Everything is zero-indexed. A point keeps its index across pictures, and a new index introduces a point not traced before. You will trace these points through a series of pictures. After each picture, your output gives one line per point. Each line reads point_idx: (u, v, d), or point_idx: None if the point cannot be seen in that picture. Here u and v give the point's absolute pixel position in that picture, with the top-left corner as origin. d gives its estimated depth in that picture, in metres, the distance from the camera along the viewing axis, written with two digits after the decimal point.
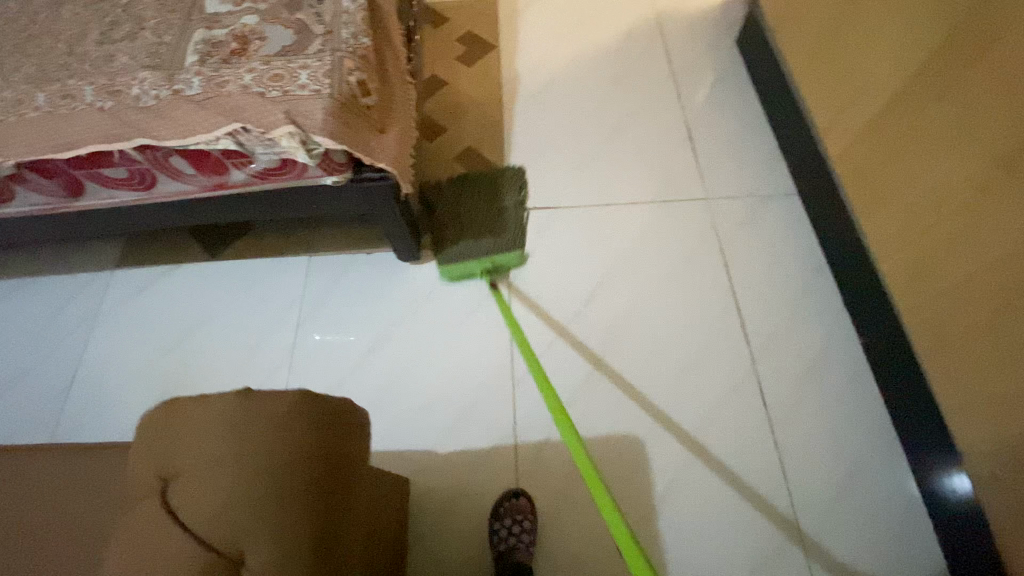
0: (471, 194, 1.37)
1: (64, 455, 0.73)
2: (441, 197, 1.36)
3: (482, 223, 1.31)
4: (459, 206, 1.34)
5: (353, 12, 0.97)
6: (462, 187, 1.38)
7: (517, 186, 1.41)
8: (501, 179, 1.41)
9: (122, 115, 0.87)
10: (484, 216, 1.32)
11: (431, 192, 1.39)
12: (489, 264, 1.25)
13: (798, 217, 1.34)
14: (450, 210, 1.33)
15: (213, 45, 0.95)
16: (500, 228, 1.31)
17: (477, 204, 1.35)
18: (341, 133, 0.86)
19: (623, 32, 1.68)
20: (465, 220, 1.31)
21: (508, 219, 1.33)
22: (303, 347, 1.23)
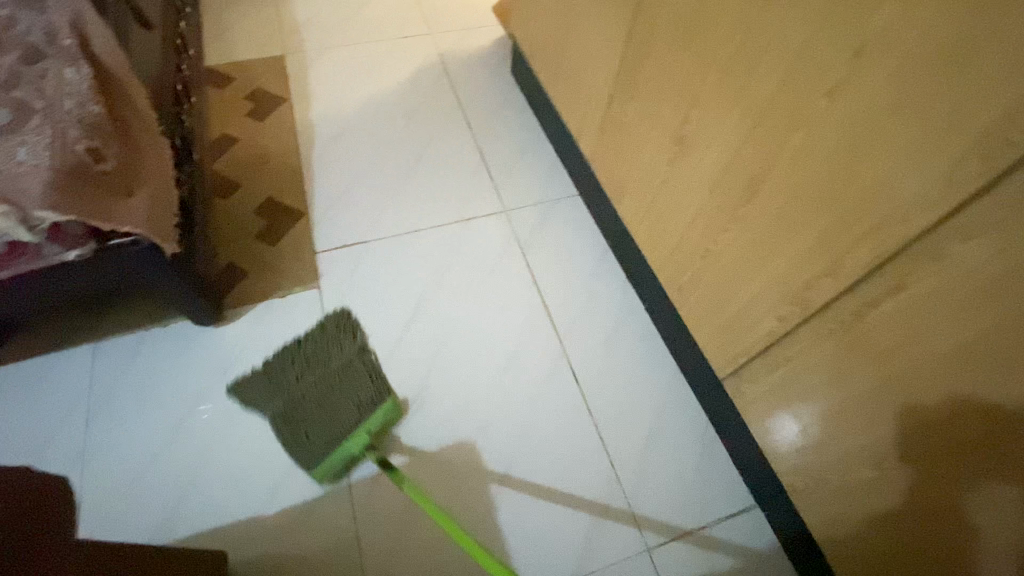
0: (304, 367, 1.16)
1: None
2: (269, 394, 1.14)
3: (326, 387, 1.13)
4: (300, 400, 1.11)
5: (76, 82, 0.94)
6: (290, 363, 1.17)
7: (348, 329, 1.24)
8: (329, 334, 1.22)
9: None
10: (328, 385, 1.13)
11: (248, 391, 1.16)
12: (366, 436, 1.06)
13: (582, 213, 1.51)
14: (288, 407, 1.11)
15: None
16: (352, 385, 1.12)
17: (320, 376, 1.14)
18: (71, 205, 0.83)
19: (410, 74, 1.80)
20: (309, 399, 1.11)
21: (355, 363, 1.16)
22: (98, 443, 1.11)
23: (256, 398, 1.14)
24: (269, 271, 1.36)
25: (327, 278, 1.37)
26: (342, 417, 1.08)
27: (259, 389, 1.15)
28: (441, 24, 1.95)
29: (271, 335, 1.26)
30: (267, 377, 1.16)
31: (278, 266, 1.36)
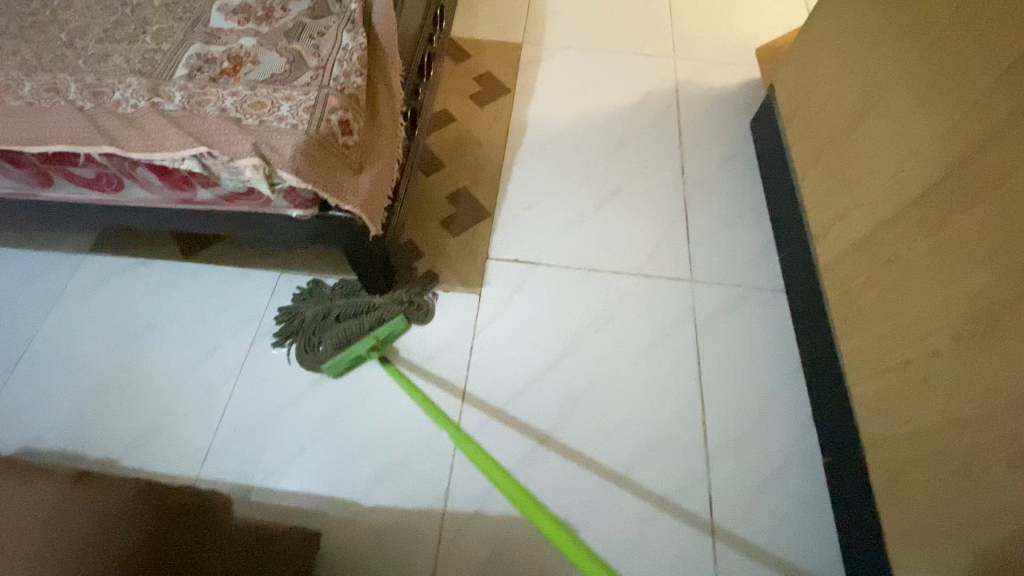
0: (348, 284, 1.26)
1: None
2: (309, 301, 1.24)
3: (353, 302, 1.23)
4: (330, 306, 1.21)
5: (351, 49, 0.96)
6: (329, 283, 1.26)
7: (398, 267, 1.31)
8: None
9: (97, 119, 0.87)
10: (357, 301, 1.23)
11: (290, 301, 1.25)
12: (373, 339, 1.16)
13: (781, 316, 1.29)
14: (318, 315, 1.20)
15: (206, 61, 0.95)
16: (374, 302, 1.23)
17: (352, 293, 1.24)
18: (309, 173, 0.85)
19: (639, 97, 1.66)
20: (337, 312, 1.20)
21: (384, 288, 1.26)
22: (252, 366, 1.20)
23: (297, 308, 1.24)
24: (441, 261, 1.36)
25: (489, 288, 1.33)
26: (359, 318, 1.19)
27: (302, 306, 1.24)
28: (686, 49, 1.78)
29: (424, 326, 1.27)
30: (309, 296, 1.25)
31: (450, 259, 1.36)
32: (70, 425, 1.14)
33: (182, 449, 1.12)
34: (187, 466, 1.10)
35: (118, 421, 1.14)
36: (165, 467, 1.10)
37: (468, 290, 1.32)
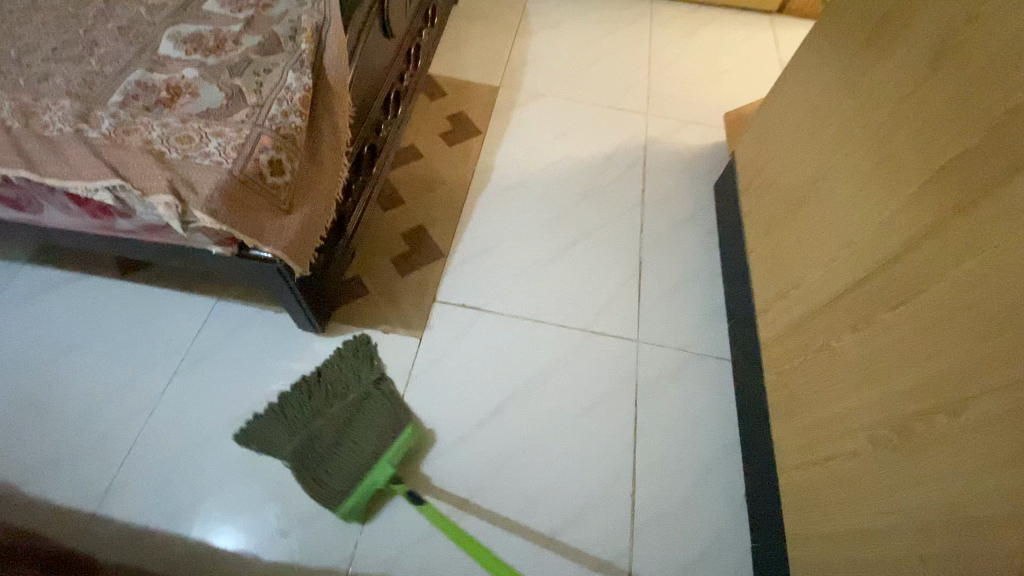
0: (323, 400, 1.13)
1: None
2: (287, 429, 1.10)
3: (345, 421, 1.09)
4: (318, 427, 1.08)
5: (294, 89, 0.96)
6: (306, 402, 1.13)
7: (365, 357, 1.22)
8: (347, 361, 1.21)
9: (18, 138, 0.85)
10: (348, 418, 1.10)
11: (265, 433, 1.10)
12: (388, 466, 1.03)
13: (724, 387, 1.26)
14: (307, 443, 1.07)
15: (145, 90, 0.93)
16: (369, 411, 1.11)
17: (336, 407, 1.12)
18: (227, 213, 0.83)
19: (607, 150, 1.67)
20: (332, 437, 1.07)
21: (370, 391, 1.15)
22: (172, 397, 1.16)
23: (274, 437, 1.09)
24: (385, 301, 1.33)
25: (430, 333, 1.30)
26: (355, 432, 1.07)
27: (280, 434, 1.10)
28: (661, 107, 1.79)
29: None
30: (284, 421, 1.11)
31: (395, 300, 1.33)
32: None
33: (82, 480, 1.06)
34: (84, 499, 1.04)
35: (20, 445, 1.09)
36: (60, 499, 1.04)
37: (409, 332, 1.29)
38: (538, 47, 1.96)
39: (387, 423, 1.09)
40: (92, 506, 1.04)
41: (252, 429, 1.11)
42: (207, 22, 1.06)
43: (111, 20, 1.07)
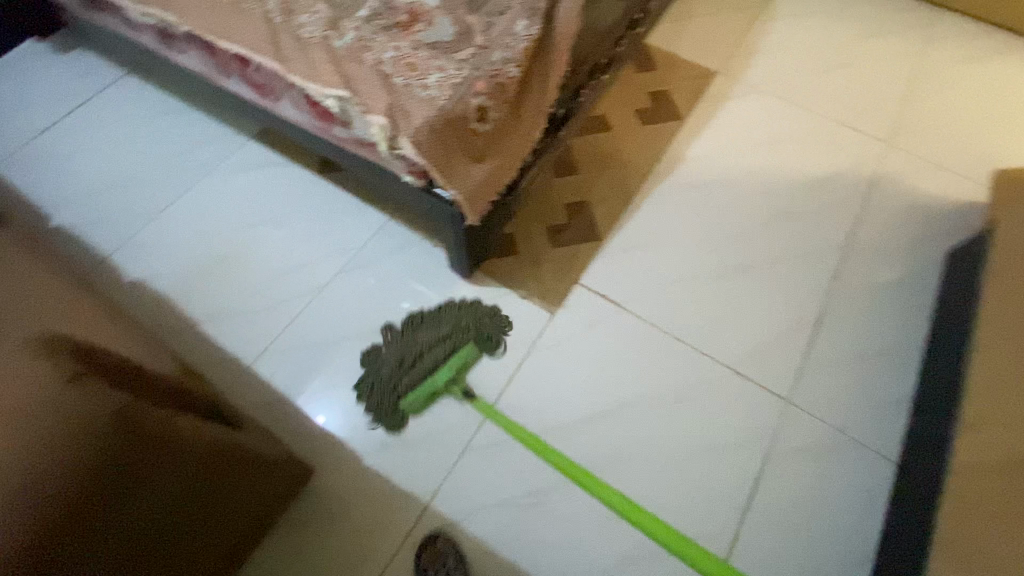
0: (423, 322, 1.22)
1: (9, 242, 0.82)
2: (400, 373, 1.16)
3: (434, 342, 1.19)
4: (405, 352, 1.18)
5: (520, 38, 0.93)
6: (404, 337, 1.21)
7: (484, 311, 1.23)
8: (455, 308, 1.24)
9: (277, 33, 0.92)
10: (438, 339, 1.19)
11: (366, 366, 1.18)
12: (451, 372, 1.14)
13: (877, 490, 1.07)
14: (394, 367, 1.16)
15: (388, 10, 0.97)
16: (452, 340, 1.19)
17: (427, 338, 1.20)
18: (428, 149, 0.85)
19: (819, 176, 1.44)
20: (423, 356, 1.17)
21: (456, 323, 1.22)
22: (329, 293, 1.28)
23: (371, 368, 1.17)
24: (532, 267, 1.32)
25: (565, 312, 1.26)
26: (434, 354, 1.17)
27: (373, 365, 1.18)
28: (905, 139, 1.49)
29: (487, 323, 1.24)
30: (378, 353, 1.19)
31: (541, 269, 1.31)
32: (177, 277, 1.30)
33: (245, 339, 1.22)
34: (243, 353, 1.21)
35: (210, 290, 1.28)
36: (227, 346, 1.21)
37: (545, 305, 1.27)
38: (772, 39, 1.72)
39: (464, 349, 1.18)
40: (247, 362, 1.19)
41: (359, 363, 1.19)
42: None
43: None
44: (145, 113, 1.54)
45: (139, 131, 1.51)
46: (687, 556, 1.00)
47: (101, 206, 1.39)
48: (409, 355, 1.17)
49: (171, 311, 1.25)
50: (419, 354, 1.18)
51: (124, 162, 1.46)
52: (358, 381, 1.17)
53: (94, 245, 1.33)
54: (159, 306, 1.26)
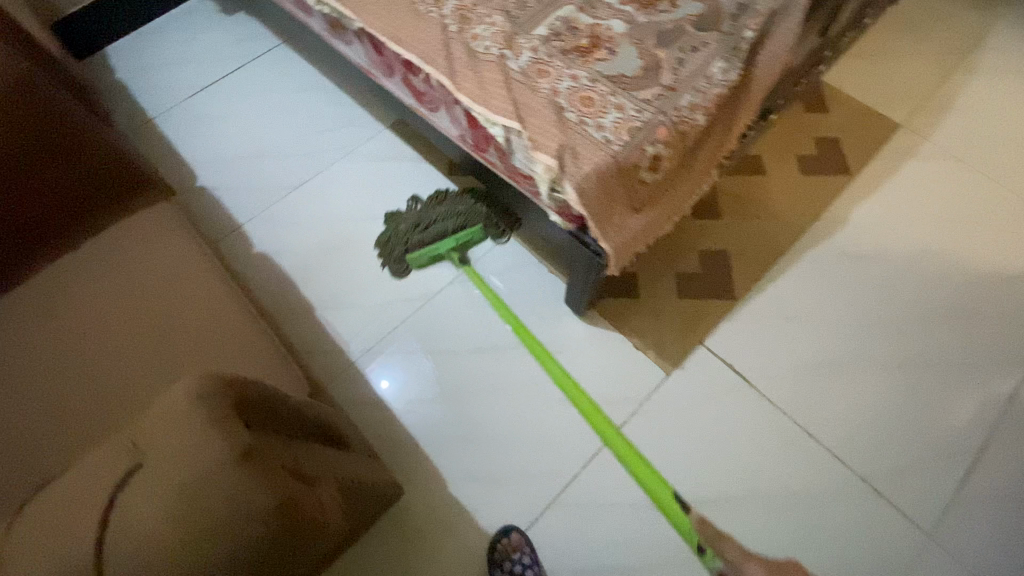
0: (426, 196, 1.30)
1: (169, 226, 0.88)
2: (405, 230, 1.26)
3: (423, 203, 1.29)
4: (422, 217, 1.25)
5: (714, 82, 0.82)
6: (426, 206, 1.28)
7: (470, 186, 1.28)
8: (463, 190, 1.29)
9: (451, 44, 0.88)
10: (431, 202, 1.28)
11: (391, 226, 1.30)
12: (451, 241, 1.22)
13: None
14: (410, 226, 1.25)
15: (568, 31, 0.89)
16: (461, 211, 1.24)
17: (446, 212, 1.25)
18: (592, 198, 0.76)
19: (1012, 272, 1.23)
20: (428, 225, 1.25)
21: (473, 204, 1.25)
22: (440, 301, 1.25)
23: (393, 225, 1.28)
24: (654, 314, 1.21)
25: (680, 373, 1.15)
26: (445, 224, 1.22)
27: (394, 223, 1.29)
28: None
29: (595, 367, 1.16)
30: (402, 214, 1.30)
31: (663, 319, 1.21)
32: (300, 257, 1.33)
33: (353, 333, 1.23)
34: (351, 347, 1.21)
35: (329, 276, 1.30)
36: (336, 336, 1.22)
37: (660, 360, 1.17)
38: (974, 94, 1.46)
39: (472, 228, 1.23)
40: (353, 357, 1.20)
41: (399, 266, 1.30)
42: None
43: None
44: (292, 85, 1.58)
45: (285, 102, 1.55)
46: (671, 516, 1.00)
47: (241, 173, 1.44)
48: (424, 219, 1.24)
49: (290, 292, 1.28)
50: (434, 220, 1.25)
51: (268, 132, 1.50)
52: (382, 237, 1.29)
53: (232, 212, 1.39)
54: (281, 284, 1.29)
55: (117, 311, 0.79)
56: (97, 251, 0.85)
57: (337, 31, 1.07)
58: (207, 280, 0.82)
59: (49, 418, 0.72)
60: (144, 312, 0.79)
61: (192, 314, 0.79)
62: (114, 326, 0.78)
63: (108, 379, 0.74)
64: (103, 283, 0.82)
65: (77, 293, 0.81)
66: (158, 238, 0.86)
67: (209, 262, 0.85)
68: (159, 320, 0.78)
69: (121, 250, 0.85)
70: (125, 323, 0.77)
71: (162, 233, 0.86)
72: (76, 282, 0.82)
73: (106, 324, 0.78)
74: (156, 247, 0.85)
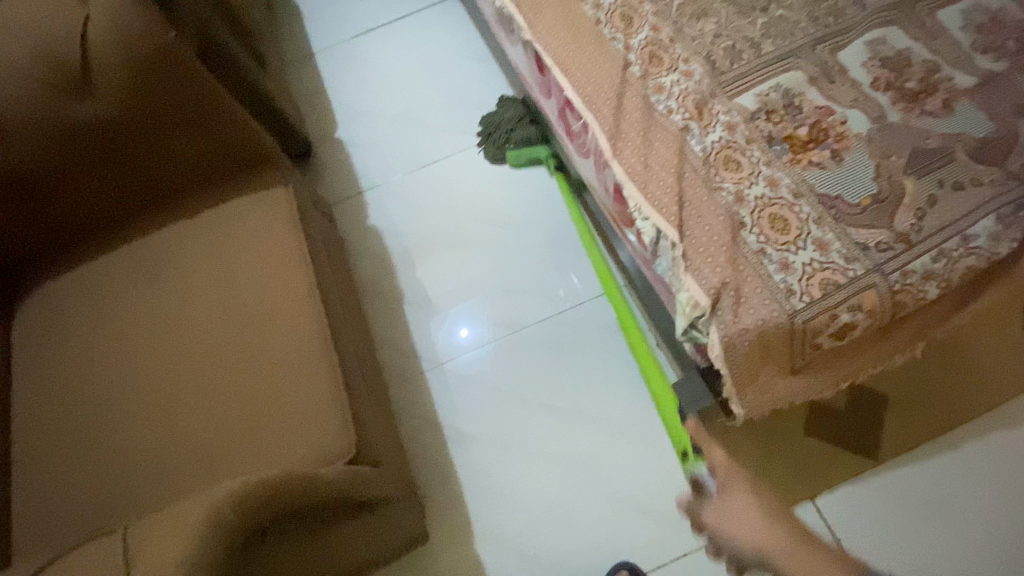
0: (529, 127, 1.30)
1: (283, 211, 0.83)
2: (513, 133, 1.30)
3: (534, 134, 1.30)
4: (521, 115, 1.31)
5: (973, 249, 0.58)
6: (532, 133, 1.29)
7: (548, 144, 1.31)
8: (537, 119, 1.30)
9: (625, 93, 0.71)
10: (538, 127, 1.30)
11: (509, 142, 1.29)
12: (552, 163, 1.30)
13: None
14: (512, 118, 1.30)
15: (782, 108, 0.67)
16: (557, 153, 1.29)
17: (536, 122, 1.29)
18: (739, 356, 0.58)
19: None
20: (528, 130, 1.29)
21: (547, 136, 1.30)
22: (526, 337, 1.14)
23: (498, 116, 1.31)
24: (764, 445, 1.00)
25: None
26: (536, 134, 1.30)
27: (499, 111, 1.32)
28: None
29: (670, 479, 1.00)
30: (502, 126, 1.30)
31: (774, 451, 0.99)
32: (405, 241, 1.28)
33: (430, 341, 1.17)
34: (424, 354, 1.15)
35: (426, 270, 1.24)
36: (415, 336, 1.18)
37: None
38: None
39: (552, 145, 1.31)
40: (423, 366, 1.14)
41: (499, 283, 1.21)
42: (929, 43, 0.70)
43: None
44: (451, 46, 1.47)
45: (437, 64, 1.45)
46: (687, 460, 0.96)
47: (375, 132, 1.40)
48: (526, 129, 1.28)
49: (385, 275, 1.24)
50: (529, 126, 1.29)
51: (412, 94, 1.43)
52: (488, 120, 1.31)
53: (356, 172, 1.36)
54: (380, 263, 1.26)
55: (202, 301, 0.76)
56: (205, 224, 0.83)
57: (503, 25, 0.92)
58: (294, 294, 0.76)
59: (123, 373, 0.73)
60: (225, 311, 0.75)
61: (268, 333, 0.73)
62: (193, 321, 0.75)
63: (176, 377, 0.71)
64: (199, 265, 0.79)
65: (188, 247, 0.81)
66: (270, 222, 0.82)
67: (305, 268, 0.78)
68: (237, 324, 0.74)
69: (226, 231, 0.82)
70: (215, 305, 0.75)
71: (268, 226, 0.81)
72: (177, 254, 0.81)
73: (190, 314, 0.75)
74: (260, 237, 0.80)
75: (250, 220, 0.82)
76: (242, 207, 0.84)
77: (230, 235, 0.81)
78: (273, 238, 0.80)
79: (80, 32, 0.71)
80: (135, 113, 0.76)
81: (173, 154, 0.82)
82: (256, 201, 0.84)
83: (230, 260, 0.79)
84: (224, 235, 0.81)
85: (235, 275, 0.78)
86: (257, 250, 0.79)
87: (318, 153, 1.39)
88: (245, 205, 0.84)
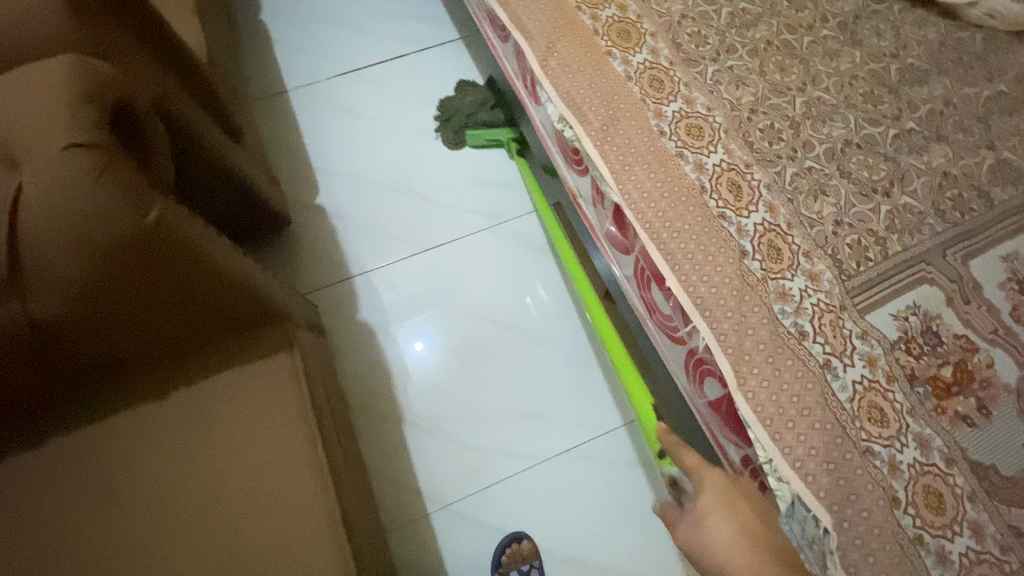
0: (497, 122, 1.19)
1: (287, 386, 0.66)
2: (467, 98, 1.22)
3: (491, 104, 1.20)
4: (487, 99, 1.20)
5: None
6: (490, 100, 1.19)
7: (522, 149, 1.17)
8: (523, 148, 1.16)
9: (746, 300, 0.59)
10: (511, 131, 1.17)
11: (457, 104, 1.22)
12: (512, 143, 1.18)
13: None
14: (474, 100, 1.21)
15: (922, 337, 0.59)
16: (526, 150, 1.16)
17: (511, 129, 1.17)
18: None
19: None
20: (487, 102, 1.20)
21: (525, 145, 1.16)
22: (550, 472, 1.01)
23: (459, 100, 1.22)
24: None
25: None
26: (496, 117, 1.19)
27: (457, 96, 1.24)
28: None
29: None
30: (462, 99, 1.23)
31: None
32: (405, 344, 1.09)
33: (439, 475, 1.01)
34: (431, 491, 1.00)
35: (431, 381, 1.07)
36: (419, 468, 1.01)
37: None
38: None
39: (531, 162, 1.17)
40: (432, 506, 0.99)
41: (517, 403, 1.06)
42: None
43: (936, 141, 0.69)
44: None
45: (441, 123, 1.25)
46: None
47: (366, 202, 1.18)
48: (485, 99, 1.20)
49: (382, 386, 1.06)
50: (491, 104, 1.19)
51: (411, 157, 1.22)
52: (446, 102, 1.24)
53: (344, 252, 1.14)
54: (376, 371, 1.07)
55: (178, 531, 0.58)
56: (176, 410, 0.63)
57: (568, 151, 0.76)
58: (312, 524, 0.60)
59: None
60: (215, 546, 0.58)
61: None
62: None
63: None
64: (172, 484, 0.60)
65: (154, 445, 0.61)
66: (270, 405, 0.65)
67: (321, 472, 0.62)
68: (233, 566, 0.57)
69: (209, 420, 0.63)
70: (200, 538, 0.58)
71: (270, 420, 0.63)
72: (137, 455, 0.61)
73: (163, 550, 0.57)
74: (259, 428, 0.63)
75: (243, 403, 0.64)
76: (229, 383, 0.65)
77: (215, 425, 0.63)
78: (278, 429, 0.64)
79: (7, 218, 0.49)
80: (92, 305, 0.55)
81: (140, 330, 0.61)
82: (249, 374, 0.66)
83: (219, 465, 0.61)
84: (208, 425, 0.63)
85: (227, 489, 0.60)
86: (257, 447, 0.62)
87: (293, 223, 1.15)
88: (234, 379, 0.65)
